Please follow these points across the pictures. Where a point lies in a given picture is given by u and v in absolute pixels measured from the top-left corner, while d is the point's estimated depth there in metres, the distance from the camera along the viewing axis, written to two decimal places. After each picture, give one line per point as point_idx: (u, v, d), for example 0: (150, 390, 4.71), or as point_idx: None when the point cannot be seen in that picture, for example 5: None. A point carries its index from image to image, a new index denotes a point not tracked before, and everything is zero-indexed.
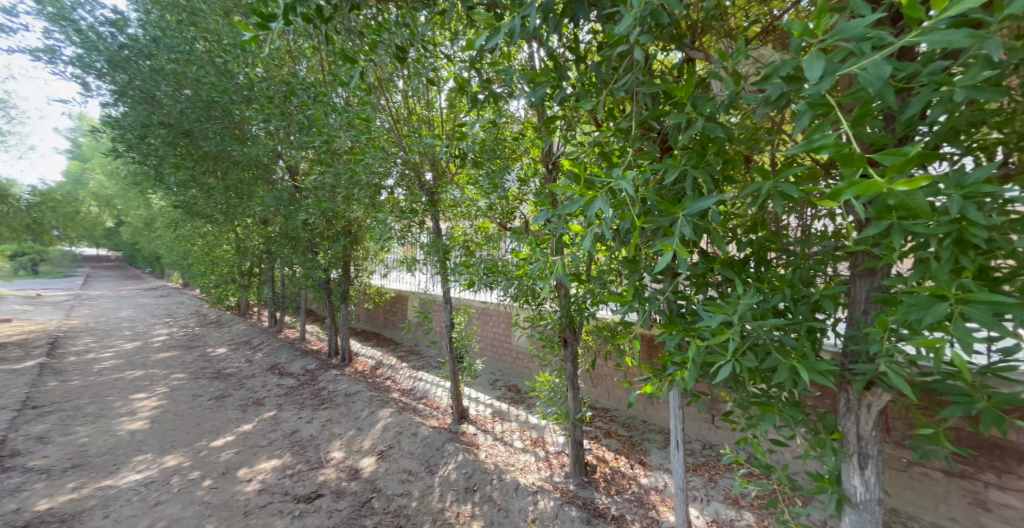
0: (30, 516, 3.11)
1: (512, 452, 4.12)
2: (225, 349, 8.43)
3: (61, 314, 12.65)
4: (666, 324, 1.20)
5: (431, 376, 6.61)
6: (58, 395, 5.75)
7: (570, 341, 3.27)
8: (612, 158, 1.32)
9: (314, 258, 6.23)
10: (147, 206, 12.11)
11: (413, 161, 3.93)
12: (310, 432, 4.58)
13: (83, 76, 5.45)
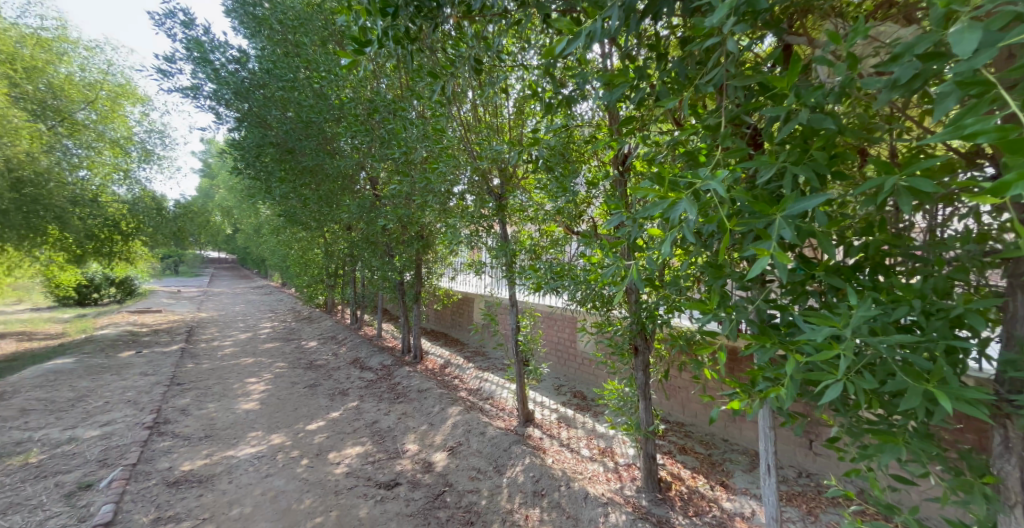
0: (178, 473, 3.67)
1: (579, 460, 4.03)
2: (316, 343, 9.32)
3: (191, 307, 14.83)
4: (757, 336, 1.10)
5: (497, 378, 6.73)
6: (191, 376, 6.74)
7: (642, 349, 3.12)
8: (697, 157, 1.24)
9: (391, 261, 6.66)
10: (256, 215, 13.82)
11: (483, 168, 4.05)
12: (388, 423, 4.89)
13: (216, 106, 6.38)
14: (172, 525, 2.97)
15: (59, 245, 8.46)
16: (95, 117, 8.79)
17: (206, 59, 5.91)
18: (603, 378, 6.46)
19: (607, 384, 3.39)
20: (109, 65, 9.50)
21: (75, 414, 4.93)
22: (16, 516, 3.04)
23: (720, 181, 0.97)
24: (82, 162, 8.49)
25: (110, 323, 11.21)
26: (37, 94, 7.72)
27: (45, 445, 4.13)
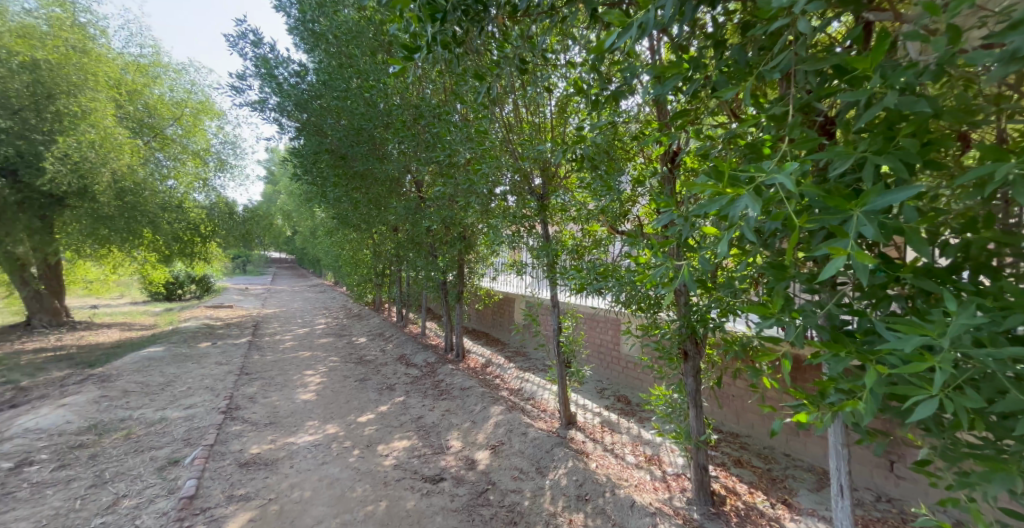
0: (247, 456, 3.95)
1: (624, 467, 3.92)
2: (365, 339, 9.74)
3: (255, 304, 15.98)
4: (830, 343, 1.01)
5: (538, 379, 6.70)
6: (257, 366, 7.25)
7: (693, 355, 2.97)
8: (761, 150, 1.16)
9: (434, 261, 6.81)
10: (312, 217, 14.67)
11: (526, 168, 4.04)
12: (433, 418, 5.00)
13: (279, 117, 6.84)
14: (242, 502, 3.20)
15: (150, 246, 9.42)
16: (181, 131, 9.75)
17: (271, 74, 6.33)
18: (649, 383, 6.25)
19: (653, 389, 3.27)
20: (191, 84, 10.44)
21: (162, 397, 5.44)
22: (120, 484, 3.39)
23: (790, 173, 0.90)
24: (169, 173, 9.41)
25: (189, 316, 12.32)
26: (137, 113, 8.87)
27: (139, 423, 4.59)
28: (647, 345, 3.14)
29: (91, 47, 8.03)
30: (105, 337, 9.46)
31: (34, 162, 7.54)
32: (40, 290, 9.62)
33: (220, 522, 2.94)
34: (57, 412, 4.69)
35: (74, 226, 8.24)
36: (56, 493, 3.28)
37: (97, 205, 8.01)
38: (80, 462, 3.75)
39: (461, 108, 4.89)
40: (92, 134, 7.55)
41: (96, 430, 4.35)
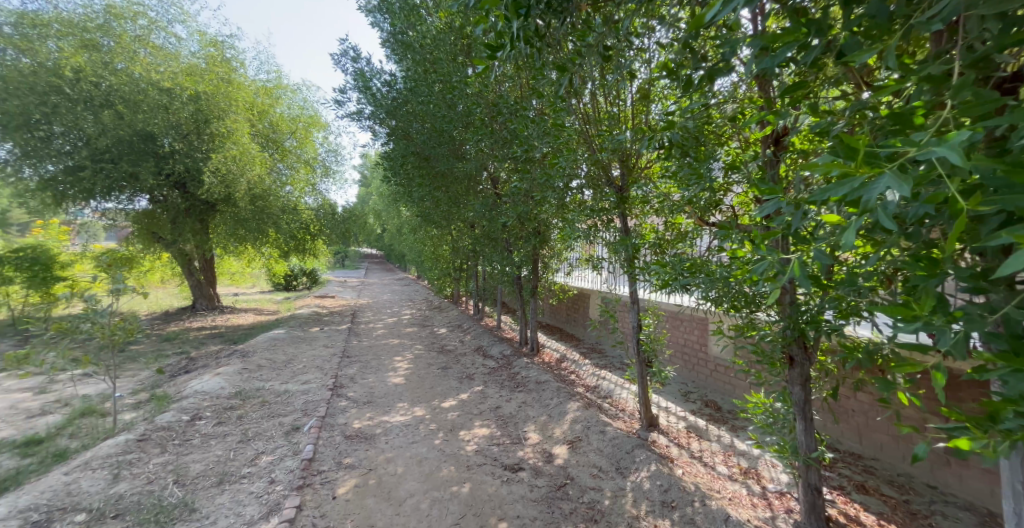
0: (351, 429, 4.39)
1: (715, 477, 3.63)
2: (446, 329, 10.24)
3: (353, 294, 17.66)
4: (1010, 358, 0.80)
5: (616, 377, 6.48)
6: (356, 351, 8.02)
7: (800, 362, 2.63)
8: (913, 119, 0.97)
9: (509, 255, 6.90)
10: (399, 216, 15.76)
11: (604, 159, 3.90)
12: (511, 409, 5.10)
13: (373, 125, 7.44)
14: (348, 470, 3.56)
15: (275, 243, 10.91)
16: (296, 143, 11.10)
17: (367, 86, 6.91)
18: (742, 389, 5.72)
19: (750, 396, 2.96)
20: (304, 101, 11.83)
21: (285, 372, 6.27)
22: (259, 442, 3.96)
23: (956, 145, 0.74)
24: (287, 180, 10.75)
25: (304, 304, 14.04)
26: (265, 130, 10.36)
27: (270, 393, 5.33)
28: (742, 347, 2.84)
29: (233, 76, 9.42)
30: (245, 320, 11.18)
31: (194, 174, 9.08)
32: (201, 279, 11.59)
33: (331, 485, 3.31)
34: (215, 378, 5.62)
35: (221, 225, 9.81)
36: (217, 443, 3.92)
37: (237, 209, 9.55)
38: (231, 420, 4.46)
39: (538, 105, 4.88)
40: (235, 150, 8.91)
41: (240, 396, 5.13)
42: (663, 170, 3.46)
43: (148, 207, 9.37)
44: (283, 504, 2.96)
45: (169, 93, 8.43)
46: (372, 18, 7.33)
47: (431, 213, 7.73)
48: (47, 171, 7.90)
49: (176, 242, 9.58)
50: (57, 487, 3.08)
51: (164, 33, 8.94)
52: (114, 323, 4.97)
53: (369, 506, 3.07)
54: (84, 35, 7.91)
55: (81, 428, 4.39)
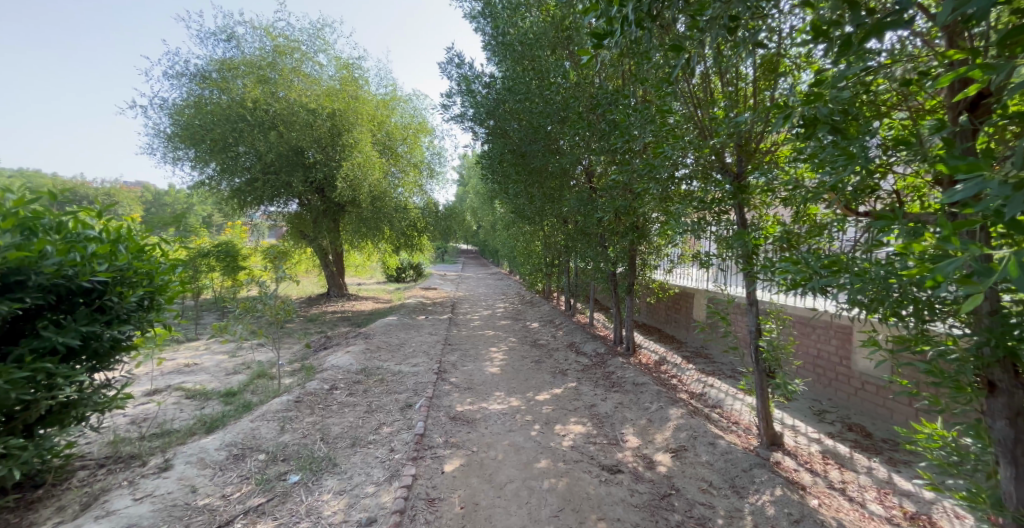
0: (455, 411, 4.63)
1: (865, 516, 3.02)
2: (538, 324, 10.28)
3: (452, 287, 18.75)
4: None
5: (727, 386, 5.80)
6: (457, 340, 8.46)
7: (1006, 389, 1.97)
8: None
9: (604, 251, 6.39)
10: (494, 213, 16.25)
11: (716, 144, 3.39)
12: (606, 409, 4.89)
13: (474, 127, 7.65)
14: (454, 449, 3.74)
15: (389, 240, 12.06)
16: (406, 148, 12.05)
17: (469, 89, 7.12)
18: (903, 415, 4.70)
19: (922, 424, 2.30)
20: (414, 109, 12.80)
21: (398, 355, 6.87)
22: (381, 414, 4.39)
23: None
24: (398, 183, 11.80)
25: (411, 295, 15.29)
26: (382, 138, 11.42)
27: (387, 372, 5.89)
28: (905, 364, 2.21)
29: (359, 93, 10.58)
30: (365, 307, 12.56)
31: (329, 180, 10.41)
32: (333, 270, 13.34)
33: (439, 460, 3.50)
34: (345, 355, 6.41)
35: (347, 223, 11.10)
36: (349, 411, 4.45)
37: (360, 210, 10.75)
38: (359, 392, 5.03)
39: (640, 92, 4.53)
40: (360, 158, 10.02)
41: (364, 372, 5.76)
42: (792, 152, 2.88)
43: (297, 209, 11.04)
44: (401, 471, 3.21)
45: (312, 112, 9.77)
46: (475, 24, 7.56)
47: (525, 210, 7.76)
48: (234, 182, 9.80)
49: (317, 238, 11.14)
50: (246, 430, 3.74)
51: (311, 62, 10.37)
52: (281, 303, 6.02)
53: (472, 485, 3.18)
54: (256, 71, 9.56)
55: (259, 386, 5.36)
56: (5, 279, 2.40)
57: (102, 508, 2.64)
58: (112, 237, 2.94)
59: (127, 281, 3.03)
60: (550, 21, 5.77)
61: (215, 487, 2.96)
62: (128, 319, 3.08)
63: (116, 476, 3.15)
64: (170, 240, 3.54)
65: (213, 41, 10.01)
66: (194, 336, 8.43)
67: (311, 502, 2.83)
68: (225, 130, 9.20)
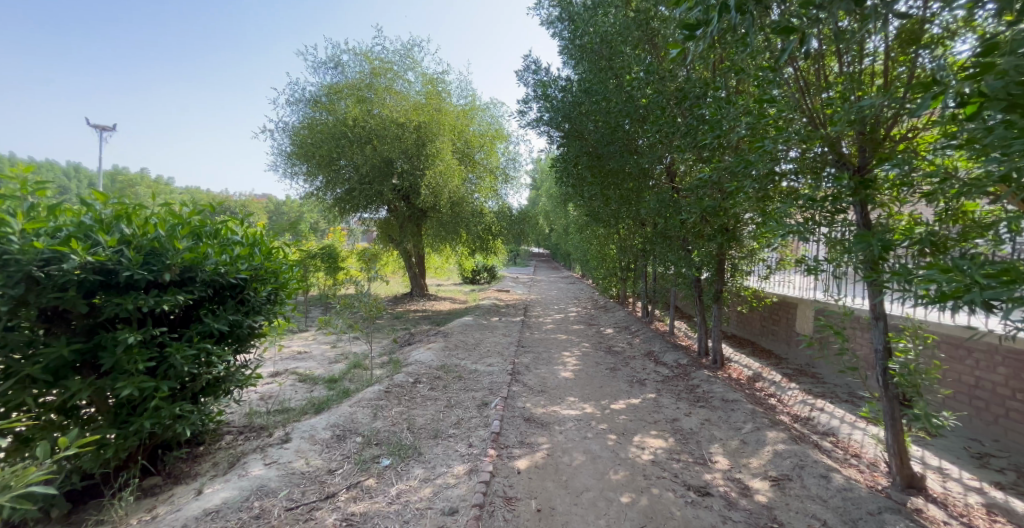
0: (530, 413, 4.57)
1: None
2: (613, 330, 9.83)
3: (524, 290, 18.83)
4: None
5: (841, 412, 4.96)
6: (530, 342, 8.41)
7: None
8: None
9: (687, 255, 5.76)
10: (567, 216, 16.00)
11: (831, 134, 2.76)
12: (691, 424, 4.45)
13: (549, 131, 7.44)
14: (529, 450, 3.67)
15: (467, 243, 12.45)
16: (483, 155, 12.33)
17: (545, 94, 7.02)
18: None
19: None
20: (492, 118, 13.07)
21: (474, 354, 7.02)
22: (459, 410, 4.48)
23: None
24: (475, 189, 12.11)
25: (485, 297, 15.67)
26: (461, 147, 11.84)
27: (464, 370, 6.04)
28: None
29: (443, 105, 11.08)
30: (444, 307, 13.11)
31: (415, 188, 11.07)
32: (417, 271, 14.15)
33: (515, 459, 3.47)
34: (427, 352, 6.72)
35: (428, 228, 11.67)
36: (430, 404, 4.61)
37: (440, 215, 11.22)
38: (440, 388, 5.21)
39: (732, 81, 4.06)
40: (441, 166, 10.50)
41: (443, 369, 5.98)
42: (943, 136, 2.29)
43: (385, 215, 11.87)
44: (480, 466, 3.21)
45: (401, 126, 10.51)
46: (553, 29, 7.49)
47: (600, 214, 7.44)
48: (336, 192, 10.91)
49: (402, 242, 11.92)
50: (345, 414, 4.05)
51: (402, 81, 11.13)
52: (373, 300, 6.51)
53: (548, 489, 3.08)
54: (356, 92, 10.56)
55: (354, 375, 5.83)
56: (181, 276, 2.88)
57: (242, 468, 3.04)
58: (250, 241, 3.39)
59: (261, 278, 3.47)
60: (631, 16, 5.42)
61: (322, 461, 3.23)
62: (261, 311, 3.51)
63: (248, 443, 3.61)
64: (287, 243, 3.97)
65: (323, 69, 11.25)
66: (304, 327, 9.52)
67: (402, 486, 2.94)
68: (331, 146, 10.26)
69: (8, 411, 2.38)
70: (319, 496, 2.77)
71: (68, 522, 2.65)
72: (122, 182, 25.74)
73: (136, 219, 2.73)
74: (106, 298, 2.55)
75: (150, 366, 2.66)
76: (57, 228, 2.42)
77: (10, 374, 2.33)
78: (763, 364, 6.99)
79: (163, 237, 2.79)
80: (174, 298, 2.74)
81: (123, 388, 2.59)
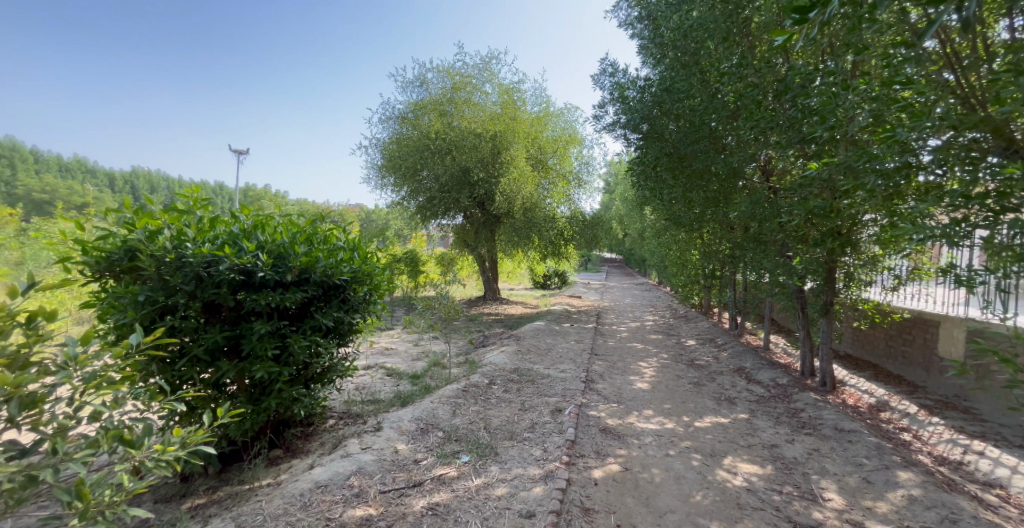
0: (605, 423, 4.44)
1: None
2: (696, 342, 9.12)
3: (597, 296, 18.36)
4: None
5: (1005, 458, 4.02)
6: (604, 350, 8.14)
7: None
8: None
9: (787, 262, 5.16)
10: (644, 221, 15.28)
11: (996, 116, 2.18)
12: (795, 453, 3.96)
13: (627, 134, 7.19)
14: (608, 463, 3.56)
15: (538, 248, 12.47)
16: (556, 160, 12.27)
17: (623, 95, 6.78)
18: None
19: None
20: (567, 122, 12.90)
21: (547, 359, 7.00)
22: (533, 414, 4.50)
23: None
24: (548, 194, 12.11)
25: (557, 302, 15.56)
26: (535, 153, 11.90)
27: (537, 374, 6.06)
28: None
29: (518, 114, 11.33)
30: (516, 310, 13.34)
31: (490, 195, 11.39)
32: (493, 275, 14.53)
33: (590, 470, 3.40)
34: (500, 354, 6.85)
35: (502, 233, 11.89)
36: (505, 406, 4.71)
37: (513, 220, 11.40)
38: (513, 391, 5.28)
39: (843, 65, 3.56)
40: (515, 173, 10.72)
41: (516, 372, 6.05)
42: None
43: (461, 222, 12.37)
44: (555, 472, 3.20)
45: (478, 136, 10.95)
46: (632, 29, 7.23)
47: (681, 217, 6.96)
48: (419, 200, 11.70)
49: (477, 247, 12.33)
50: (428, 409, 4.31)
51: (480, 93, 11.56)
52: (451, 302, 6.82)
53: (627, 505, 2.97)
54: (438, 106, 11.27)
55: (433, 373, 6.17)
56: (300, 277, 3.32)
57: (344, 450, 3.40)
58: (351, 247, 3.78)
59: (360, 279, 3.81)
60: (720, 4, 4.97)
61: (409, 451, 3.48)
62: (359, 309, 3.87)
63: (347, 428, 4.02)
64: (379, 248, 4.33)
65: (411, 88, 12.12)
66: (390, 325, 10.28)
67: (479, 483, 3.05)
68: (416, 159, 11.04)
69: (181, 384, 2.96)
70: (407, 483, 2.98)
71: (221, 479, 3.21)
72: (251, 195, 30.29)
73: (268, 228, 3.25)
74: (247, 295, 3.04)
75: (275, 353, 3.12)
76: (216, 237, 2.98)
77: (184, 353, 2.93)
78: (891, 391, 5.95)
79: (286, 243, 3.25)
80: (294, 296, 3.17)
81: (257, 370, 3.08)
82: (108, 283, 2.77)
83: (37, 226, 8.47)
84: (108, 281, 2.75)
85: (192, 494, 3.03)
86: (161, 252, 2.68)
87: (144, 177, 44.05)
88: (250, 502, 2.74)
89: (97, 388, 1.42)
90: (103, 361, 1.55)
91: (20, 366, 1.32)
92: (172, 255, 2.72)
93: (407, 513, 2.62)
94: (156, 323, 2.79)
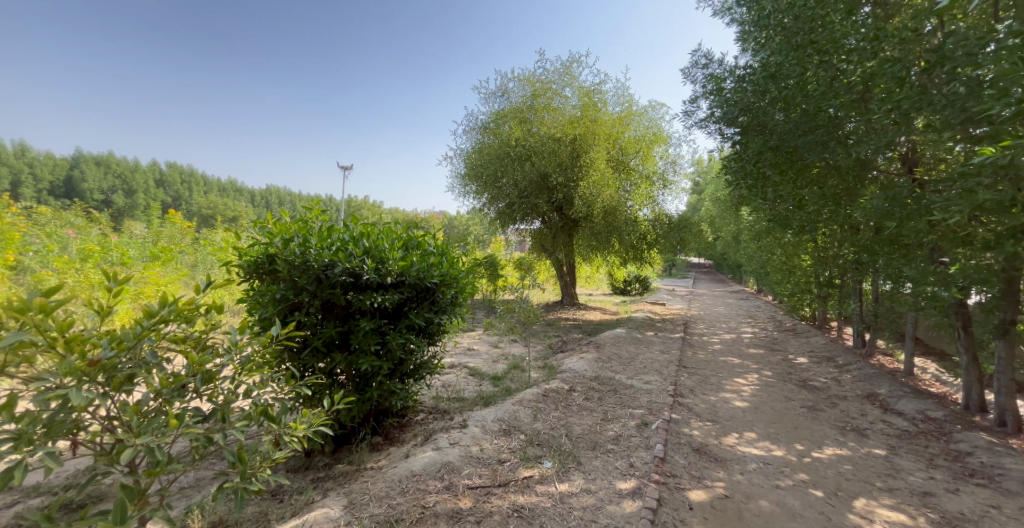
0: (700, 443, 4.08)
1: None
2: (808, 360, 7.99)
3: (684, 303, 17.13)
4: None
5: None
6: (694, 363, 7.52)
7: None
8: None
9: (938, 269, 4.27)
10: (740, 223, 13.90)
11: None
12: (956, 506, 3.23)
13: (722, 129, 6.57)
14: (706, 488, 3.26)
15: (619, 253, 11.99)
16: (639, 161, 11.70)
17: (718, 87, 6.21)
18: None
19: None
20: (651, 121, 12.22)
21: (630, 369, 6.65)
22: (617, 426, 4.30)
23: None
24: (630, 196, 11.41)
25: (639, 308, 14.81)
26: (616, 155, 11.48)
27: (620, 384, 5.78)
28: None
29: (599, 116, 11.05)
30: (596, 316, 12.98)
31: (569, 199, 11.28)
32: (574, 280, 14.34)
33: (685, 492, 3.14)
34: (581, 361, 6.69)
35: (581, 237, 11.65)
36: (588, 415, 4.57)
37: (593, 225, 11.09)
38: (595, 400, 5.10)
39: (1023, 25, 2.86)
40: (596, 176, 10.41)
41: (598, 380, 5.85)
42: None
43: (540, 227, 12.38)
44: (645, 490, 3.02)
45: (557, 141, 10.92)
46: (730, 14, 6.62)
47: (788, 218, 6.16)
48: (499, 206, 12.03)
49: (554, 252, 12.26)
50: (510, 411, 4.36)
51: (559, 97, 11.53)
52: (531, 307, 6.82)
53: None
54: (519, 114, 11.46)
55: (513, 376, 6.22)
56: (397, 279, 3.56)
57: (437, 443, 3.58)
58: (439, 252, 3.95)
59: (448, 282, 3.97)
60: None
61: (495, 451, 3.54)
62: (446, 311, 4.02)
63: (437, 422, 4.24)
64: (463, 253, 4.47)
65: (494, 99, 12.50)
66: (473, 328, 10.69)
67: (564, 490, 2.99)
68: (496, 167, 11.35)
69: (305, 371, 3.37)
70: (494, 482, 3.03)
71: (334, 457, 3.60)
72: (354, 206, 33.78)
73: (370, 235, 3.55)
74: (354, 295, 3.33)
75: (377, 348, 3.40)
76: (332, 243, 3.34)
77: (307, 344, 3.32)
78: None
79: (385, 249, 3.52)
80: (393, 297, 3.41)
81: (362, 363, 3.38)
82: (254, 283, 3.28)
83: (202, 235, 10.41)
84: (253, 281, 3.25)
85: (313, 468, 3.46)
86: (291, 256, 3.11)
87: (276, 192, 51.62)
88: (358, 481, 3.02)
89: (250, 371, 1.67)
90: (254, 348, 1.83)
91: (202, 347, 1.62)
92: (299, 259, 3.10)
93: (494, 511, 2.66)
94: (288, 317, 3.21)
